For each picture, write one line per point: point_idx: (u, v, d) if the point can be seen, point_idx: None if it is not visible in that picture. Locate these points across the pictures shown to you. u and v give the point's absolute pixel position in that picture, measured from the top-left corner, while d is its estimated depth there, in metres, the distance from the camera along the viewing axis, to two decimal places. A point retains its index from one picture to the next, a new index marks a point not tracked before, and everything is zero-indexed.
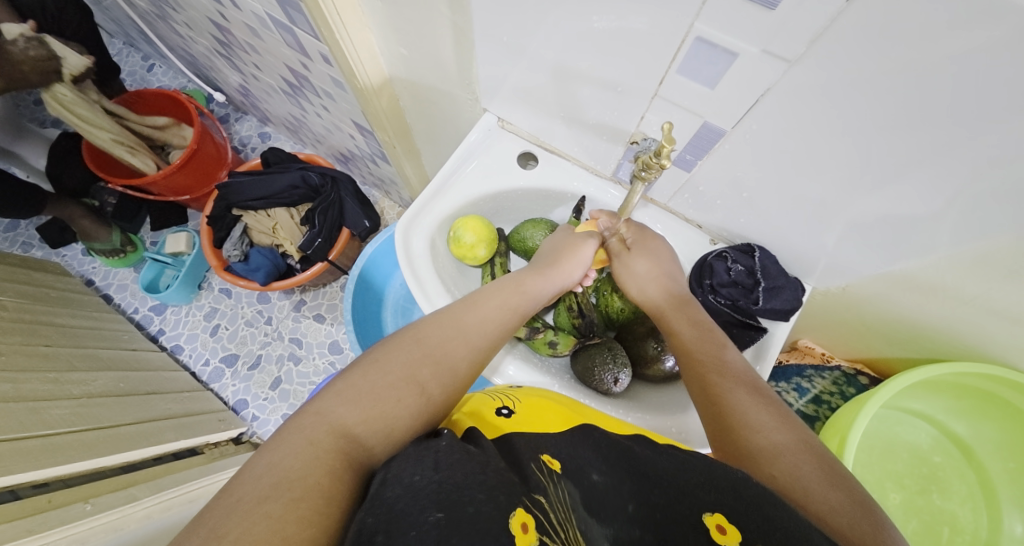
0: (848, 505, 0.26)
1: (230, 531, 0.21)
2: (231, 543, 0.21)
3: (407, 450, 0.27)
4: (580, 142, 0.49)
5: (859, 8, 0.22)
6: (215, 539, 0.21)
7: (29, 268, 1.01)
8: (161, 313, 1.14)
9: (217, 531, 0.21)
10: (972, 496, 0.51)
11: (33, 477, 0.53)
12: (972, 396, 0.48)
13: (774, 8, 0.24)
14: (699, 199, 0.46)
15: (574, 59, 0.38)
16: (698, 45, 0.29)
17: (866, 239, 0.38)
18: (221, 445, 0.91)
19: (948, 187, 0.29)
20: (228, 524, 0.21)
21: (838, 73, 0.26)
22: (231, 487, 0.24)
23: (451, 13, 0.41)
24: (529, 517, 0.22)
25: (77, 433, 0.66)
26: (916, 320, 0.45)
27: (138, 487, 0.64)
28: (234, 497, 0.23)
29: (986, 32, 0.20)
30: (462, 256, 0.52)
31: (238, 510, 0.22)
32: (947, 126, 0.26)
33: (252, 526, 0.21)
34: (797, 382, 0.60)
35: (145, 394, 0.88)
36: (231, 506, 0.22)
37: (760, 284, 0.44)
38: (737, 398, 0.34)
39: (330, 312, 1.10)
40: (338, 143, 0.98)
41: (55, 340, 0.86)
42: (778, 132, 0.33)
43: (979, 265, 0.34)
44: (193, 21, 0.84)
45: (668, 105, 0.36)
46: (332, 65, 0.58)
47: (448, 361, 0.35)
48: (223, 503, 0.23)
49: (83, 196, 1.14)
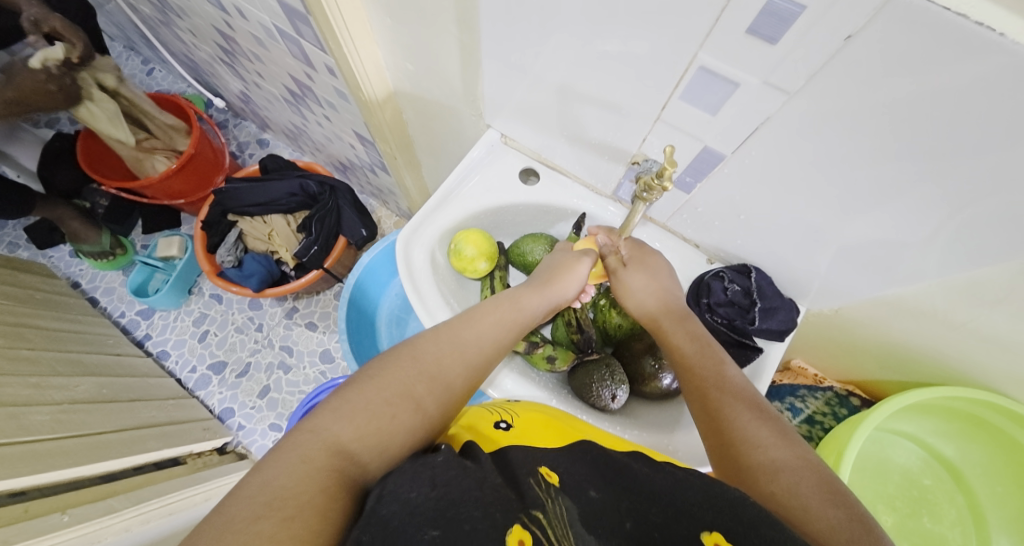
0: (848, 523, 0.26)
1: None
2: None
3: (404, 465, 0.26)
4: (581, 160, 0.50)
5: (856, 46, 0.23)
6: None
7: (15, 269, 0.99)
8: (149, 317, 1.11)
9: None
10: (962, 520, 0.51)
11: (10, 486, 0.52)
12: (961, 419, 0.49)
13: (776, 42, 0.25)
14: (698, 219, 0.47)
15: (578, 81, 0.39)
16: (700, 73, 0.31)
17: (859, 263, 0.39)
18: (204, 455, 0.89)
19: (937, 215, 0.30)
20: (221, 543, 0.21)
21: (834, 104, 0.27)
22: (223, 505, 0.23)
23: (459, 33, 0.42)
24: (526, 535, 0.22)
25: (57, 440, 0.64)
26: (906, 344, 0.46)
27: (118, 498, 0.62)
28: (226, 516, 0.22)
29: (975, 70, 0.21)
30: (462, 269, 0.52)
31: (230, 530, 0.21)
32: (937, 157, 0.27)
33: (245, 545, 0.21)
34: (790, 402, 0.61)
35: (128, 401, 0.86)
36: (223, 526, 0.22)
37: (756, 304, 0.45)
38: (736, 414, 0.34)
39: (323, 321, 1.09)
40: (337, 152, 0.99)
41: (38, 343, 0.84)
42: (776, 158, 0.34)
43: (968, 292, 0.35)
44: (198, 27, 0.84)
45: (670, 129, 0.37)
46: (336, 77, 0.59)
47: (444, 377, 0.35)
48: (214, 524, 0.22)
49: (74, 197, 1.12)
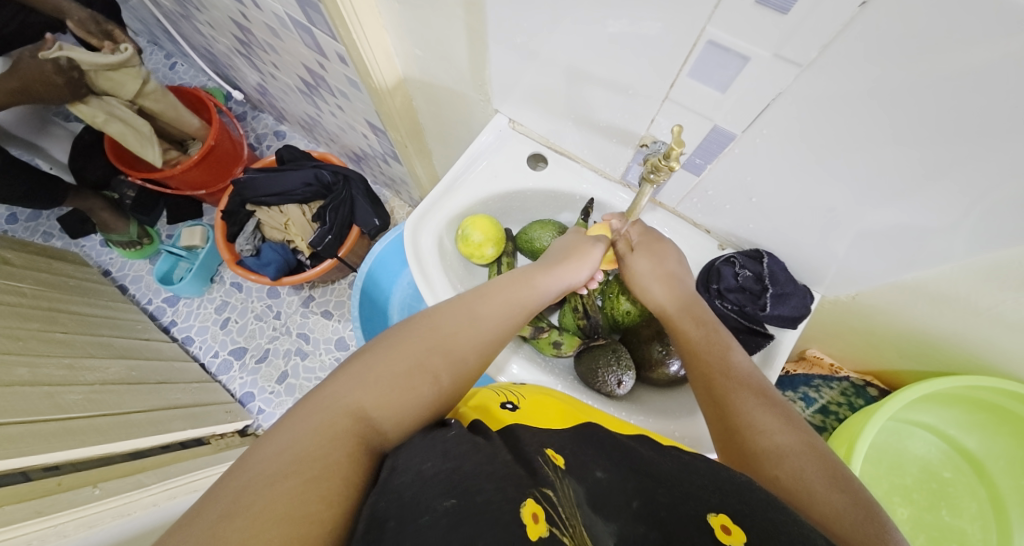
0: (851, 509, 0.25)
1: (254, 505, 0.21)
2: (256, 517, 0.21)
3: (415, 439, 0.27)
4: (591, 144, 0.49)
5: (872, 13, 0.22)
6: (239, 514, 0.21)
7: (49, 258, 1.04)
8: (174, 304, 1.15)
9: (239, 504, 0.21)
10: (982, 514, 0.49)
11: (44, 460, 0.55)
12: (985, 410, 0.47)
13: (787, 12, 0.24)
14: (708, 203, 0.46)
15: (587, 63, 0.38)
16: (710, 48, 0.30)
17: (877, 248, 0.38)
18: (226, 436, 0.92)
19: (964, 197, 0.29)
20: (251, 498, 0.21)
21: (851, 81, 0.26)
22: (247, 464, 0.24)
23: (466, 16, 0.42)
24: (539, 509, 0.22)
25: (89, 418, 0.68)
26: (926, 331, 0.44)
27: (146, 474, 0.65)
28: (254, 473, 0.23)
29: (998, 42, 0.20)
30: (469, 255, 0.53)
31: (259, 486, 0.22)
32: (965, 136, 0.25)
33: (274, 502, 0.21)
34: (804, 391, 0.60)
35: (155, 383, 0.89)
36: (249, 483, 0.22)
37: (768, 290, 0.44)
38: (741, 400, 0.33)
39: (338, 309, 1.12)
40: (350, 142, 1.00)
41: (71, 328, 0.88)
42: (788, 138, 0.33)
43: (993, 275, 0.34)
44: (216, 20, 0.86)
45: (679, 109, 0.36)
46: (348, 65, 0.59)
47: (460, 351, 0.35)
48: (240, 480, 0.23)
49: (103, 189, 1.16)
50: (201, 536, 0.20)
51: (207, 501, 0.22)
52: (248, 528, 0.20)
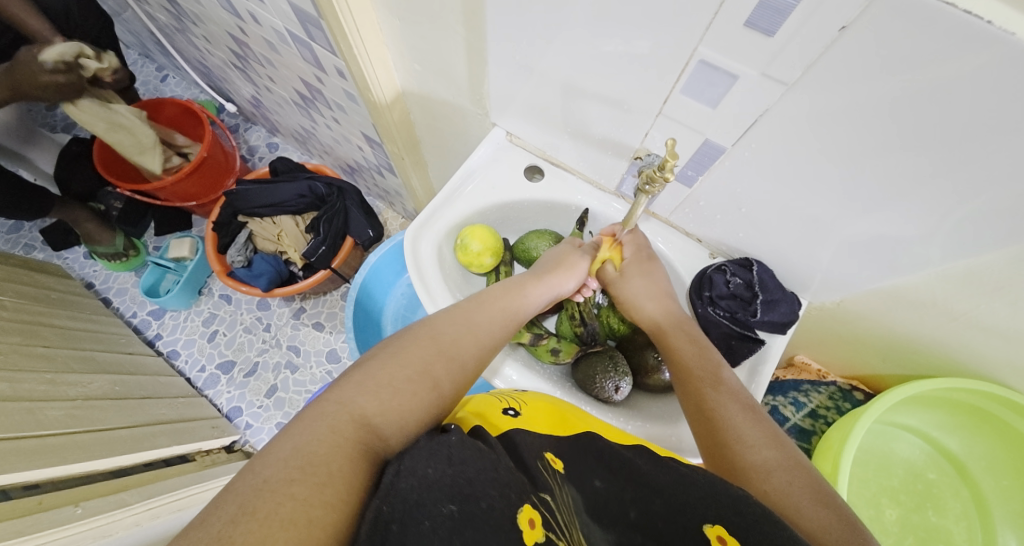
0: (837, 522, 0.26)
1: (262, 508, 0.21)
2: (263, 520, 0.21)
3: (420, 444, 0.26)
4: (586, 157, 0.51)
5: (852, 36, 0.24)
6: (246, 516, 0.21)
7: (31, 270, 1.02)
8: (160, 318, 1.13)
9: (248, 507, 0.21)
10: (967, 513, 0.51)
11: (23, 479, 0.53)
12: (965, 412, 0.49)
13: (773, 35, 0.26)
14: (699, 214, 0.48)
15: (583, 78, 0.40)
16: (701, 67, 0.31)
17: (861, 256, 0.39)
18: (213, 452, 0.89)
19: (938, 207, 0.31)
20: (258, 501, 0.21)
21: (832, 99, 0.28)
22: (254, 466, 0.24)
23: (466, 33, 0.43)
24: (536, 515, 0.23)
25: (70, 434, 0.65)
26: (909, 336, 0.46)
27: (130, 492, 0.63)
28: (261, 477, 0.23)
29: (967, 61, 0.22)
30: (468, 264, 0.53)
31: (266, 489, 0.22)
32: (937, 149, 0.27)
33: (281, 505, 0.21)
34: (794, 396, 0.61)
35: (139, 398, 0.87)
36: (257, 486, 0.22)
37: (757, 297, 0.46)
38: (730, 415, 0.35)
39: (330, 321, 1.11)
40: (344, 154, 1.01)
41: (52, 342, 0.86)
42: (774, 152, 0.35)
43: (969, 282, 0.36)
44: (212, 34, 0.87)
45: (671, 123, 0.38)
46: (346, 79, 0.60)
47: (460, 357, 0.36)
48: (248, 482, 0.23)
49: (89, 200, 1.14)
50: (213, 535, 0.20)
51: (217, 502, 0.22)
52: (256, 530, 0.20)
